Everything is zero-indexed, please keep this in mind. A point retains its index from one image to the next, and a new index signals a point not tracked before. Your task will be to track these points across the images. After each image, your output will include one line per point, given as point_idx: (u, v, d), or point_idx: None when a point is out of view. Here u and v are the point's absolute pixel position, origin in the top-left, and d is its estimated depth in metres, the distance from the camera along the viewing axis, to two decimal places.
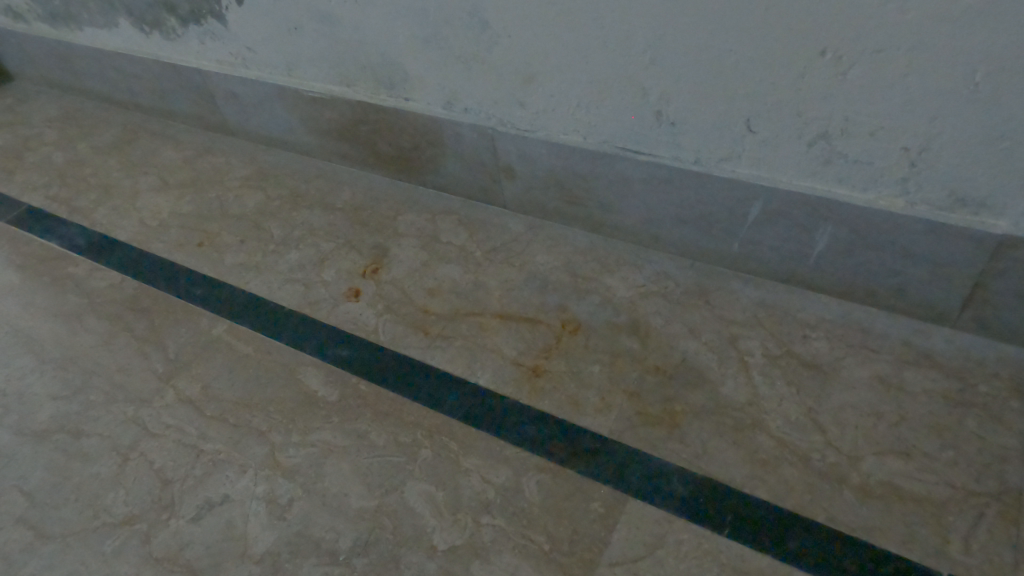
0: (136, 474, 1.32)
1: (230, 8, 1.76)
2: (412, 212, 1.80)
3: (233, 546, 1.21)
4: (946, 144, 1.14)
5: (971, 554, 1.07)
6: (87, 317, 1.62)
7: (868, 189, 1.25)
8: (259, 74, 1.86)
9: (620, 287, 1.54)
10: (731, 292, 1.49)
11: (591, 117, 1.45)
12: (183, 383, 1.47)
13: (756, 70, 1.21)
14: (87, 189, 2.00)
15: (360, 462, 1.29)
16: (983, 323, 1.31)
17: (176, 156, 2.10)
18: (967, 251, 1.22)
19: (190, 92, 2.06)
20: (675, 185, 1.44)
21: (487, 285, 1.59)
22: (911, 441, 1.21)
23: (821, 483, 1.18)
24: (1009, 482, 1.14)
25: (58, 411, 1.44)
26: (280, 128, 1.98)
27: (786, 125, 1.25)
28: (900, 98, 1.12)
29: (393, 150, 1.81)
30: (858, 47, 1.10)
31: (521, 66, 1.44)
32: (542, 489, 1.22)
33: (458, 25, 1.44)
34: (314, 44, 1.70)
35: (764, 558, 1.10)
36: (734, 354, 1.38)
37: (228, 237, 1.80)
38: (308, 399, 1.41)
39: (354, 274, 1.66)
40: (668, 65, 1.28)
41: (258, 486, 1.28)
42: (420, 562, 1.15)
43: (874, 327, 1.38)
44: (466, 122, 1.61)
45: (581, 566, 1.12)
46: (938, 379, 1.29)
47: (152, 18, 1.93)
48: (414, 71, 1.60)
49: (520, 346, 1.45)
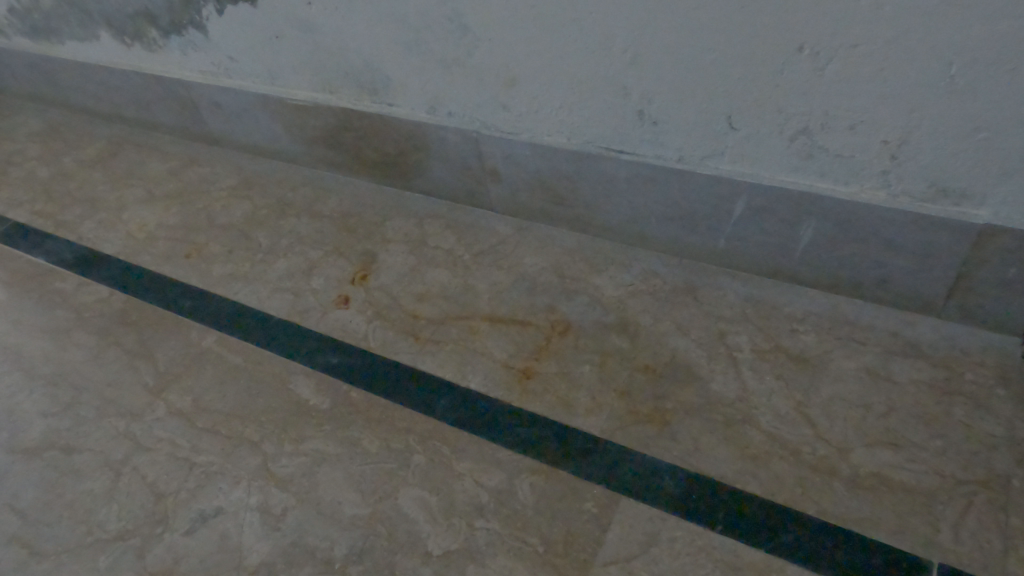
0: (129, 489, 1.32)
1: (210, 18, 1.76)
2: (398, 217, 1.80)
3: (227, 558, 1.21)
4: (925, 137, 1.15)
5: (961, 542, 1.08)
6: (76, 333, 1.62)
7: (850, 182, 1.26)
8: (241, 84, 1.86)
9: (609, 287, 1.54)
10: (719, 289, 1.50)
11: (574, 119, 1.45)
12: (174, 395, 1.46)
13: (736, 67, 1.21)
14: (73, 203, 1.99)
15: (353, 470, 1.29)
16: (967, 312, 1.32)
17: (162, 167, 2.09)
18: (948, 241, 1.23)
19: (173, 103, 2.06)
20: (658, 183, 1.45)
21: (476, 289, 1.59)
22: (900, 431, 1.22)
23: (812, 476, 1.18)
24: (996, 469, 1.15)
25: (49, 428, 1.44)
26: (265, 137, 1.97)
27: (768, 121, 1.26)
28: (878, 92, 1.13)
29: (378, 155, 1.80)
30: (833, 42, 1.11)
31: (503, 69, 1.45)
32: (535, 490, 1.23)
33: (439, 30, 1.45)
34: (295, 52, 1.69)
35: (757, 552, 1.11)
36: (723, 350, 1.39)
37: (216, 246, 1.80)
38: (299, 408, 1.41)
39: (342, 281, 1.66)
40: (649, 64, 1.29)
41: (251, 496, 1.28)
42: (415, 568, 1.16)
43: (860, 319, 1.39)
44: (450, 126, 1.62)
45: (575, 567, 1.13)
46: (925, 369, 1.30)
47: (132, 31, 1.92)
48: (397, 77, 1.60)
49: (510, 349, 1.46)
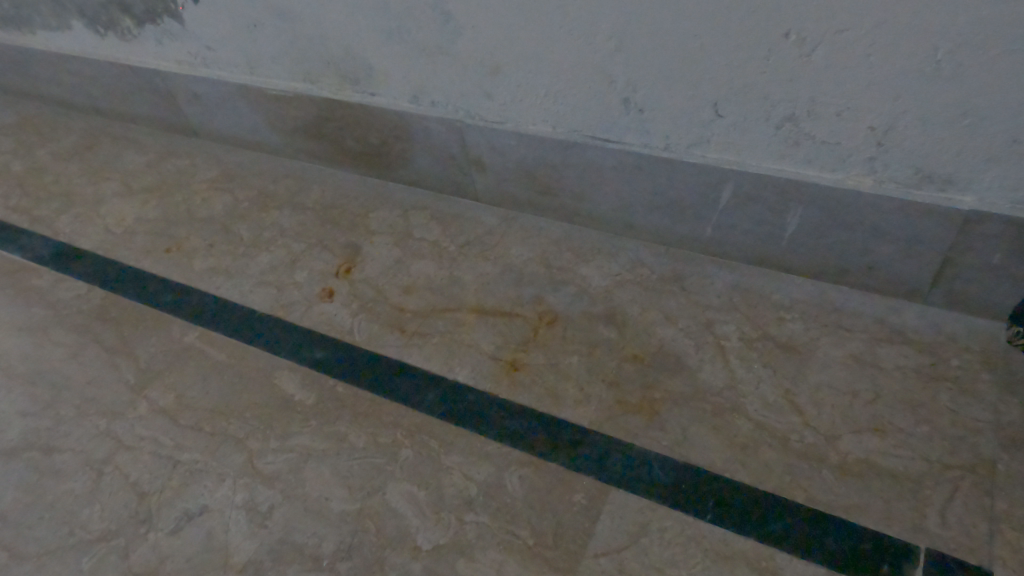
0: (112, 489, 1.30)
1: (186, 6, 1.71)
2: (382, 208, 1.77)
3: (214, 557, 1.19)
4: (911, 123, 1.14)
5: (948, 526, 1.09)
6: (54, 330, 1.58)
7: (837, 169, 1.26)
8: (219, 75, 1.82)
9: (595, 277, 1.53)
10: (706, 277, 1.50)
11: (558, 107, 1.44)
12: (156, 392, 1.44)
13: (722, 55, 1.20)
14: (49, 197, 1.95)
15: (339, 465, 1.28)
16: (951, 298, 1.33)
17: (140, 160, 2.05)
18: (934, 227, 1.23)
19: (149, 93, 2.01)
20: (644, 172, 1.44)
21: (462, 281, 1.57)
22: (887, 418, 1.22)
23: (801, 463, 1.19)
24: (982, 454, 1.16)
25: (28, 429, 1.41)
26: (245, 127, 1.94)
27: (754, 108, 1.25)
28: (865, 78, 1.12)
29: (361, 146, 1.78)
30: (819, 28, 1.10)
31: (486, 57, 1.42)
32: (525, 482, 1.22)
33: (421, 18, 1.42)
34: (274, 42, 1.66)
35: (747, 541, 1.11)
36: (711, 339, 1.38)
37: (195, 238, 1.77)
38: (285, 404, 1.39)
39: (326, 274, 1.64)
40: (634, 51, 1.27)
41: (237, 494, 1.26)
42: (405, 563, 1.15)
43: (847, 306, 1.40)
44: (433, 115, 1.59)
45: (565, 559, 1.12)
46: (911, 355, 1.30)
47: (106, 19, 1.87)
48: (379, 66, 1.58)
49: (497, 341, 1.44)
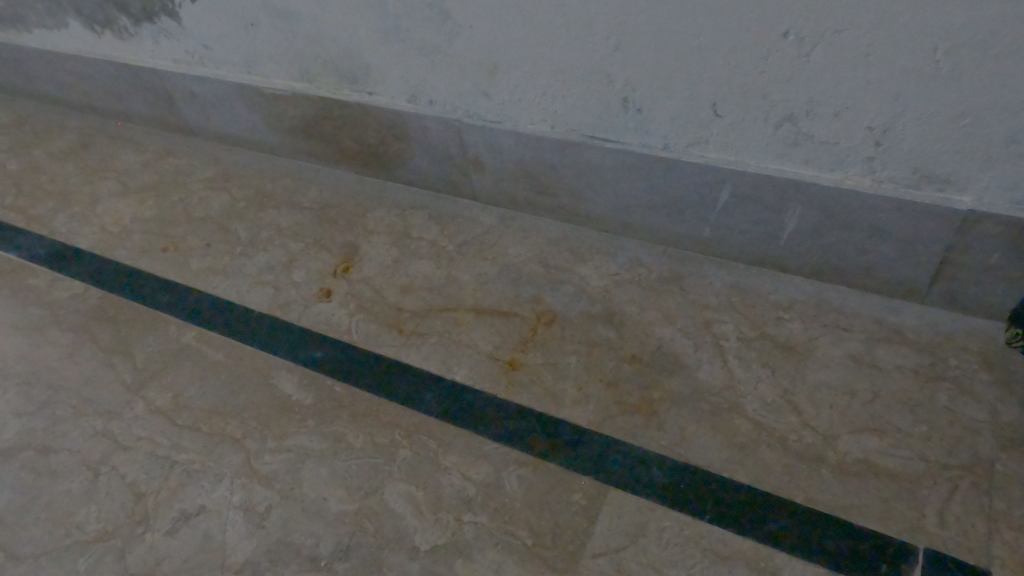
0: (109, 489, 1.29)
1: (183, 5, 1.70)
2: (380, 208, 1.77)
3: (211, 557, 1.19)
4: (910, 122, 1.14)
5: (946, 526, 1.09)
6: (51, 330, 1.57)
7: (835, 169, 1.26)
8: (216, 74, 1.82)
9: (594, 277, 1.53)
10: (705, 277, 1.49)
11: (557, 106, 1.43)
12: (153, 392, 1.43)
13: (720, 55, 1.20)
14: (45, 197, 1.94)
15: (337, 465, 1.28)
16: (949, 298, 1.33)
17: (136, 159, 2.04)
18: (933, 227, 1.23)
19: (146, 92, 2.01)
20: (643, 172, 1.44)
21: (460, 280, 1.57)
22: (886, 418, 1.22)
23: (799, 463, 1.19)
24: (980, 453, 1.16)
25: (24, 429, 1.40)
26: (242, 127, 1.93)
27: (752, 108, 1.25)
28: (863, 78, 1.12)
29: (359, 145, 1.78)
30: (818, 28, 1.10)
31: (484, 56, 1.42)
32: (523, 482, 1.22)
33: (419, 17, 1.42)
34: (272, 41, 1.65)
35: (745, 541, 1.11)
36: (710, 339, 1.38)
37: (192, 238, 1.77)
38: (283, 404, 1.38)
39: (324, 274, 1.64)
40: (632, 50, 1.27)
41: (234, 494, 1.26)
42: (403, 563, 1.15)
43: (845, 306, 1.40)
44: (431, 115, 1.59)
45: (564, 559, 1.12)
46: (909, 355, 1.30)
47: (103, 18, 1.86)
48: (377, 65, 1.57)
49: (495, 340, 1.44)
